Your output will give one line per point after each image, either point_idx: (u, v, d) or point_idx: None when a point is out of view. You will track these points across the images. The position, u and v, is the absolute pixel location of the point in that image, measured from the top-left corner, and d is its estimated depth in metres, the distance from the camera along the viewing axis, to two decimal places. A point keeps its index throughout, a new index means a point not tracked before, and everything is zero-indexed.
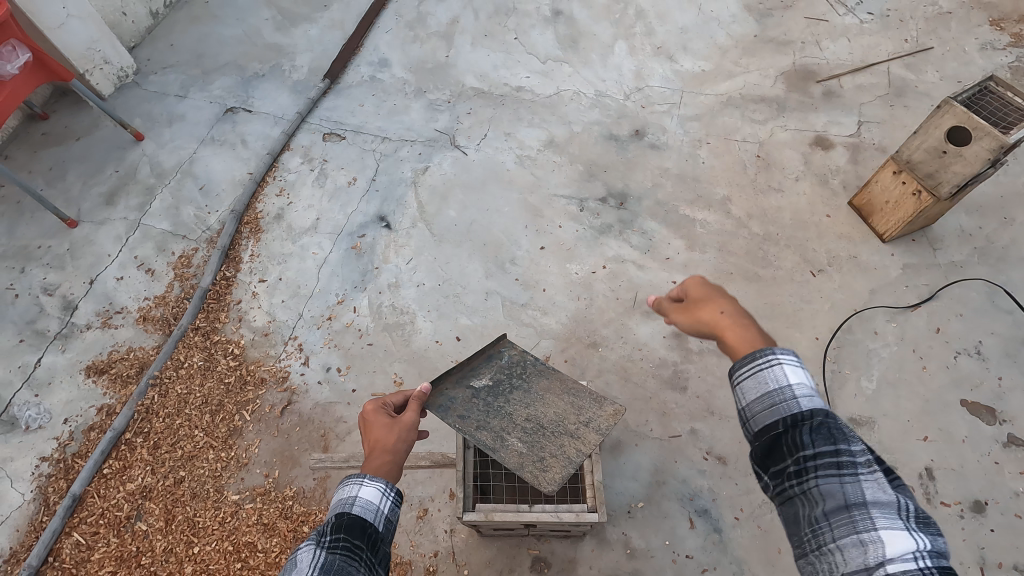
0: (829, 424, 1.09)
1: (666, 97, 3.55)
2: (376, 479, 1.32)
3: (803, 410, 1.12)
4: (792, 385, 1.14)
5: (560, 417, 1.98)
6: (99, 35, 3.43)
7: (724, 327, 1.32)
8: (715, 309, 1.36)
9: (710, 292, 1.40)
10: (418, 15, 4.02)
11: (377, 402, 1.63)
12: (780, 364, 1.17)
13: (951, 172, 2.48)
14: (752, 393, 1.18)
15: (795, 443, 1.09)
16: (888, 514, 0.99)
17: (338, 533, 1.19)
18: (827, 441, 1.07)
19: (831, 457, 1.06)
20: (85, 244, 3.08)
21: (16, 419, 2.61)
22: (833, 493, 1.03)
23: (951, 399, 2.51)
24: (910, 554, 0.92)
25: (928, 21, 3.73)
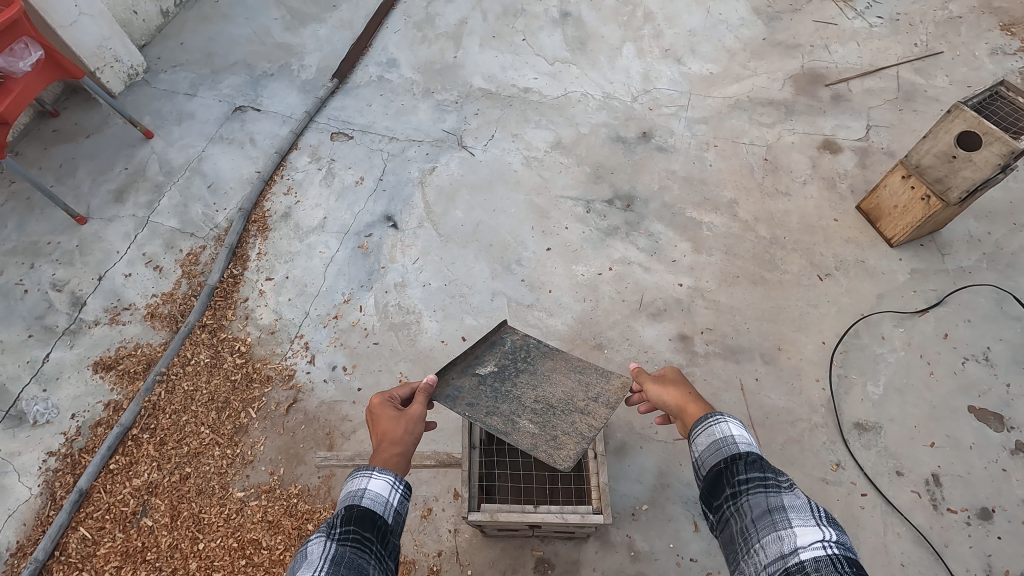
0: (761, 459, 1.30)
1: (674, 99, 3.55)
2: (384, 472, 1.32)
3: (735, 452, 1.35)
4: (730, 437, 1.40)
5: (568, 394, 1.97)
6: (110, 33, 3.46)
7: (685, 404, 1.62)
8: (679, 390, 1.67)
9: (679, 380, 1.72)
10: (426, 15, 4.03)
11: (384, 396, 1.66)
12: (726, 421, 1.43)
13: (961, 177, 2.47)
14: (702, 444, 1.44)
15: (733, 475, 1.30)
16: (803, 514, 1.15)
17: (347, 525, 1.19)
18: (758, 470, 1.27)
19: (759, 480, 1.26)
20: (94, 240, 3.10)
21: (24, 413, 2.62)
22: (759, 504, 1.21)
23: (959, 405, 2.49)
24: (818, 542, 1.07)
25: (938, 25, 3.72)
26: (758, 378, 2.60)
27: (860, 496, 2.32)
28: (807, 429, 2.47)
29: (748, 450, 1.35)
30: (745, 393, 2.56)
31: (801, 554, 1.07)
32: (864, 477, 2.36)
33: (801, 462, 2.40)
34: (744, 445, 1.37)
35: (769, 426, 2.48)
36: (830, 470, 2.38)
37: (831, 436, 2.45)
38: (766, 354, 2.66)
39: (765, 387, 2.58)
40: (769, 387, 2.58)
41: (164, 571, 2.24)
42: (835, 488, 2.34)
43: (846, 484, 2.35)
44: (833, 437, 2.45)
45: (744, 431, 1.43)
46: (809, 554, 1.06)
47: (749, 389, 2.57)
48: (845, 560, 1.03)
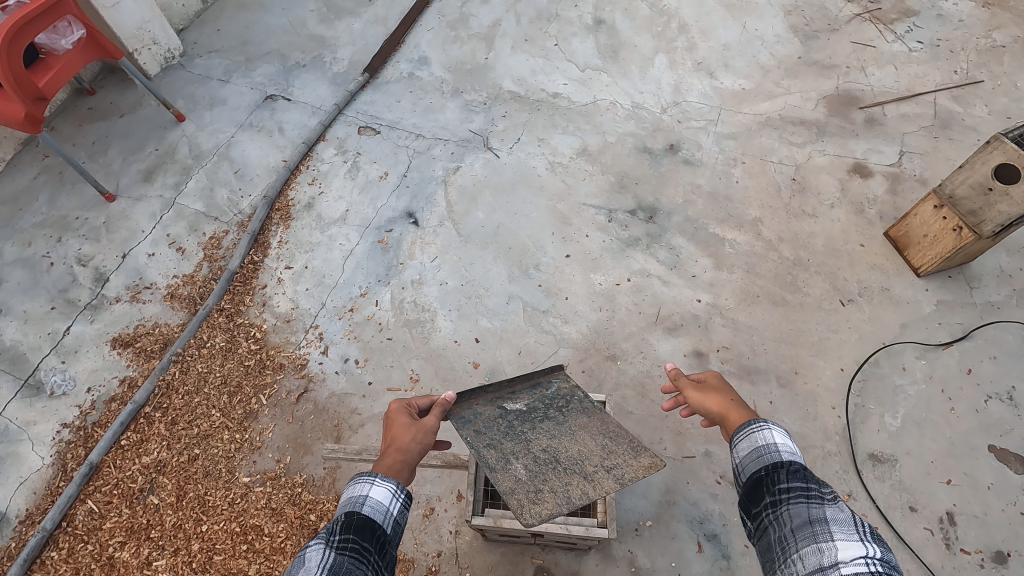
0: (805, 469, 1.26)
1: (704, 113, 3.52)
2: (386, 480, 1.32)
3: (778, 460, 1.31)
4: (773, 445, 1.36)
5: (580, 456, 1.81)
6: (150, 16, 3.52)
7: (728, 411, 1.59)
8: (721, 397, 1.64)
9: (720, 385, 1.69)
10: (460, 15, 4.05)
11: (402, 405, 1.65)
12: (769, 428, 1.39)
13: (995, 211, 2.41)
14: (743, 450, 1.41)
15: (774, 482, 1.26)
16: (845, 529, 1.11)
17: (347, 533, 1.17)
18: (800, 480, 1.24)
19: (802, 490, 1.22)
20: (121, 218, 3.15)
21: (42, 384, 2.67)
22: (800, 515, 1.18)
23: (979, 443, 2.43)
24: (861, 559, 1.03)
25: (980, 53, 3.64)
26: (772, 402, 2.55)
27: (870, 529, 2.27)
28: (820, 457, 2.43)
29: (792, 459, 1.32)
30: (758, 415, 2.53)
31: (843, 570, 1.03)
32: (876, 509, 2.31)
33: None
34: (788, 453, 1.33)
35: None
36: (841, 500, 2.33)
37: (844, 465, 2.40)
38: (782, 377, 2.62)
39: (779, 410, 2.54)
40: (783, 411, 2.53)
41: (166, 550, 2.26)
42: None
43: (857, 515, 2.30)
44: (846, 466, 2.40)
45: (789, 441, 1.39)
46: (852, 570, 1.02)
47: (762, 412, 2.53)
48: None
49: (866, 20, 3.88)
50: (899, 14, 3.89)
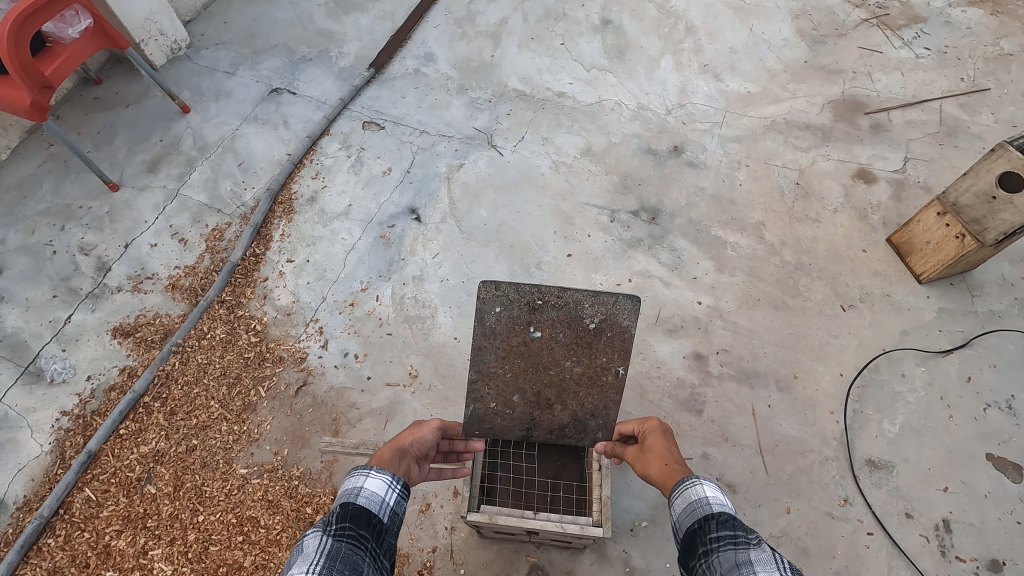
0: (734, 519, 1.23)
1: (709, 115, 3.51)
2: (381, 472, 1.33)
3: (709, 512, 1.28)
4: (705, 498, 1.32)
5: (570, 349, 1.85)
6: (158, 7, 3.52)
7: (667, 473, 1.53)
8: (654, 453, 1.63)
9: (652, 433, 1.72)
10: (468, 13, 4.05)
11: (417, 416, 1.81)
12: (702, 482, 1.37)
13: (999, 219, 2.40)
14: (679, 507, 1.37)
15: (704, 533, 1.23)
16: (769, 569, 1.08)
17: (343, 522, 1.17)
18: (729, 528, 1.21)
19: (730, 537, 1.18)
20: (125, 208, 3.16)
21: (42, 371, 2.68)
22: (728, 560, 1.14)
23: (977, 451, 2.42)
24: None
25: (987, 61, 3.63)
26: (771, 406, 2.55)
27: (866, 535, 2.27)
28: (817, 462, 2.43)
29: (722, 510, 1.28)
30: (756, 418, 2.53)
31: None
32: (872, 515, 2.31)
33: (808, 494, 2.36)
34: (717, 506, 1.30)
35: (778, 454, 2.44)
36: (837, 506, 2.33)
37: (841, 471, 2.40)
38: (782, 381, 2.62)
39: (777, 414, 2.54)
40: (782, 416, 2.53)
41: (162, 540, 2.27)
42: (841, 524, 2.29)
43: (853, 521, 2.30)
44: (843, 472, 2.40)
45: (721, 494, 1.36)
46: None
47: (761, 415, 2.53)
48: None
49: (874, 26, 3.87)
50: (907, 21, 3.88)
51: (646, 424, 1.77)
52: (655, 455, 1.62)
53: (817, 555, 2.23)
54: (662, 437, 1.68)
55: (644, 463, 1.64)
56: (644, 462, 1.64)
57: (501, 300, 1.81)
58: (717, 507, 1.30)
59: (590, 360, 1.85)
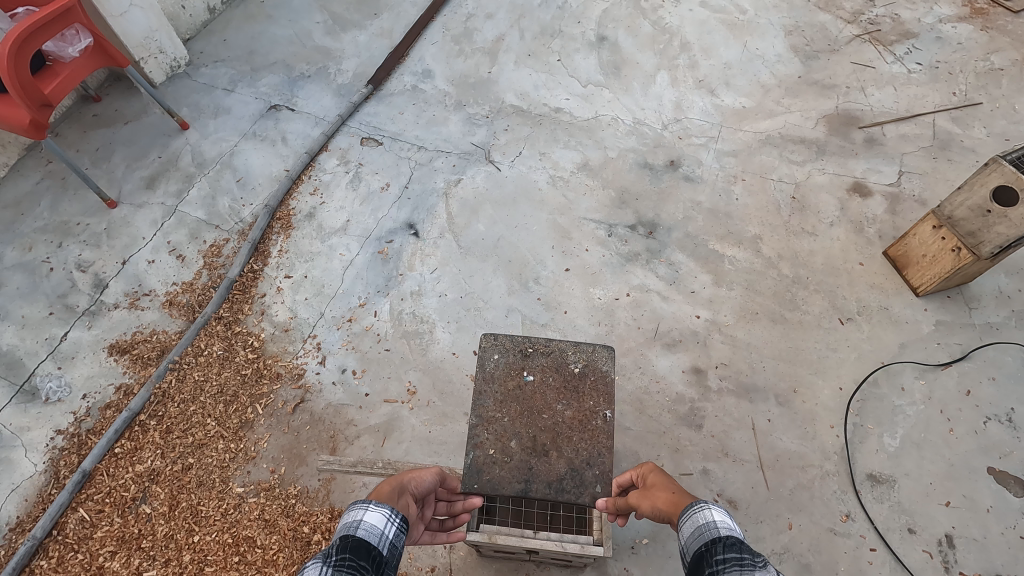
0: (742, 543, 1.21)
1: (705, 130, 3.54)
2: (381, 505, 1.31)
3: (716, 535, 1.26)
4: (714, 522, 1.31)
5: (560, 393, 1.95)
6: (158, 25, 3.55)
7: (674, 500, 1.53)
8: (658, 486, 1.64)
9: (649, 473, 1.73)
10: (465, 30, 4.09)
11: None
12: (710, 507, 1.36)
13: (994, 233, 2.41)
14: (688, 531, 1.36)
15: (711, 555, 1.21)
16: None
17: (342, 553, 1.14)
18: (735, 551, 1.18)
19: (736, 559, 1.15)
20: (123, 225, 3.16)
21: (37, 389, 2.66)
22: None
23: (978, 465, 2.41)
24: None
25: (978, 76, 3.68)
26: (771, 420, 2.55)
27: (869, 551, 2.25)
28: (818, 476, 2.41)
29: (730, 533, 1.27)
30: (756, 433, 2.52)
31: None
32: (875, 531, 2.29)
33: (810, 510, 2.34)
34: (724, 529, 1.28)
35: (779, 469, 2.43)
36: (839, 521, 2.31)
37: (842, 486, 2.39)
38: (781, 395, 2.61)
39: (777, 429, 2.53)
40: (782, 430, 2.52)
41: (157, 561, 2.24)
42: (843, 540, 2.28)
43: (855, 537, 2.28)
44: (844, 486, 2.39)
45: (730, 520, 1.35)
46: None
47: (761, 430, 2.52)
48: None
49: (866, 42, 3.92)
50: (899, 36, 3.93)
51: (642, 468, 1.79)
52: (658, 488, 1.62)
53: (819, 572, 2.21)
54: (659, 473, 1.70)
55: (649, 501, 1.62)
56: (649, 500, 1.62)
57: (498, 348, 2.03)
58: (725, 530, 1.28)
59: (579, 403, 1.92)
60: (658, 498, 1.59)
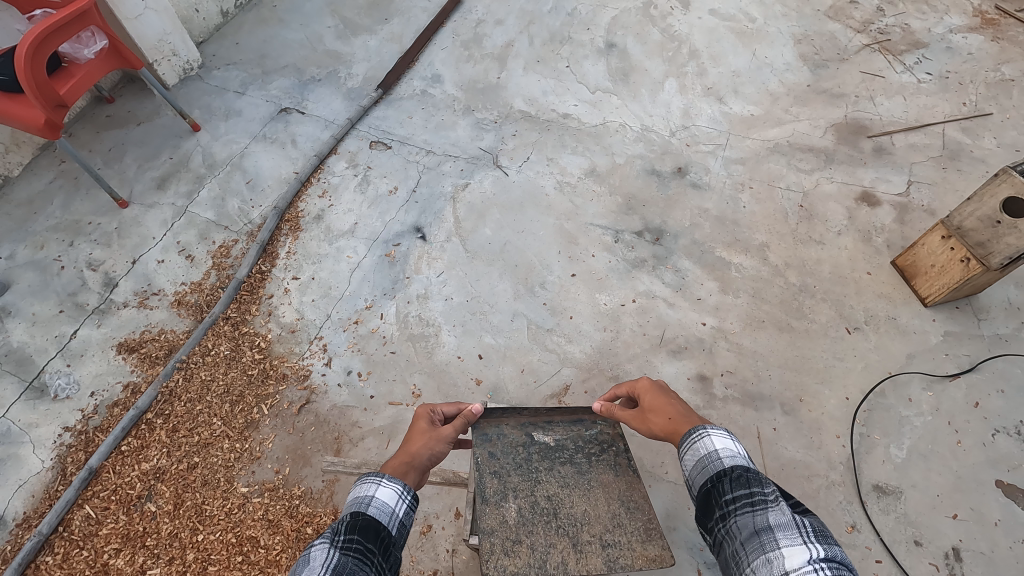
0: (746, 475, 1.31)
1: (712, 137, 3.55)
2: (393, 482, 1.38)
3: (722, 467, 1.37)
4: (717, 453, 1.41)
5: (583, 499, 1.91)
6: (171, 28, 3.60)
7: (674, 429, 1.62)
8: (657, 409, 1.70)
9: (645, 388, 1.78)
10: (474, 35, 4.12)
11: (426, 412, 1.84)
12: (710, 436, 1.45)
13: (1003, 244, 2.40)
14: (691, 463, 1.46)
15: (720, 495, 1.32)
16: (789, 533, 1.16)
17: (351, 534, 1.23)
18: (743, 487, 1.29)
19: (746, 498, 1.27)
20: (133, 224, 3.19)
21: (46, 386, 2.68)
22: (746, 525, 1.22)
23: (986, 477, 2.39)
24: (808, 565, 1.06)
25: (989, 86, 3.66)
26: (776, 429, 2.53)
27: (875, 562, 2.23)
28: (823, 486, 2.40)
29: (735, 463, 1.37)
30: (761, 442, 2.50)
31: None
32: (881, 542, 2.27)
33: None
34: (728, 459, 1.38)
35: (784, 478, 2.42)
36: (844, 532, 2.30)
37: (848, 496, 2.37)
38: (787, 404, 2.60)
39: (783, 438, 2.51)
40: (787, 439, 2.51)
41: (161, 559, 2.25)
42: (848, 551, 2.26)
43: (861, 548, 2.26)
44: (850, 497, 2.37)
45: (731, 443, 1.44)
46: None
47: (766, 438, 2.51)
48: None
49: (875, 51, 3.92)
50: (909, 46, 3.92)
51: (636, 380, 1.83)
52: (655, 411, 1.70)
53: None
54: (657, 392, 1.76)
55: (645, 423, 1.72)
56: (646, 422, 1.72)
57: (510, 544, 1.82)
58: (728, 458, 1.38)
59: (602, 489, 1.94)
60: (657, 426, 1.67)
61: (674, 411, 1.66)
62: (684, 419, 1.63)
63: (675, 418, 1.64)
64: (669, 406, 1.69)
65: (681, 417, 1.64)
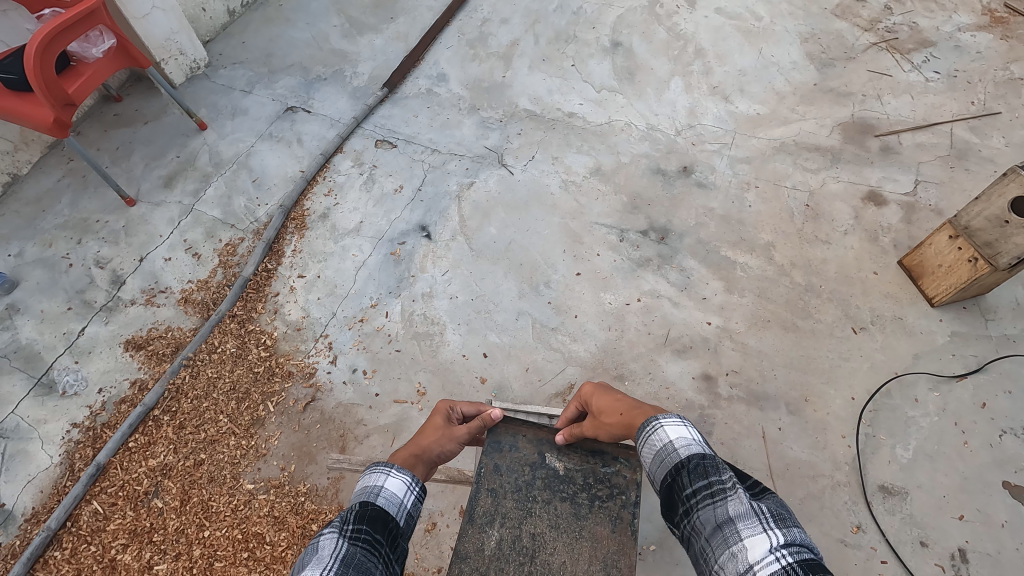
0: (703, 463, 1.36)
1: (718, 136, 3.54)
2: (402, 473, 1.42)
3: (678, 458, 1.41)
4: (671, 444, 1.45)
5: (568, 549, 1.80)
6: (178, 27, 3.62)
7: (629, 421, 1.70)
8: (607, 408, 1.79)
9: (591, 395, 1.89)
10: (480, 34, 4.12)
11: (445, 409, 1.94)
12: (664, 427, 1.49)
13: (1012, 243, 2.38)
14: (649, 457, 1.50)
15: (680, 490, 1.35)
16: (750, 522, 1.20)
17: (360, 524, 1.24)
18: (701, 478, 1.33)
19: (705, 489, 1.31)
20: (140, 222, 3.21)
21: (55, 383, 2.70)
22: (709, 520, 1.25)
23: (993, 478, 2.38)
24: (770, 555, 1.11)
25: (998, 85, 3.63)
26: (781, 428, 2.53)
27: (880, 563, 2.23)
28: (829, 486, 2.39)
29: (688, 452, 1.42)
30: (766, 441, 2.50)
31: (756, 569, 1.11)
32: (886, 543, 2.26)
33: (820, 520, 2.32)
34: (682, 448, 1.43)
35: (789, 478, 2.42)
36: (850, 532, 2.29)
37: (854, 497, 2.37)
38: (792, 404, 2.59)
39: (788, 438, 2.51)
40: (792, 439, 2.51)
41: (168, 554, 2.26)
42: (854, 552, 2.25)
43: (867, 549, 2.26)
44: (855, 497, 2.36)
45: (684, 431, 1.49)
46: (763, 568, 1.10)
47: (771, 438, 2.51)
48: (798, 565, 1.09)
49: (883, 50, 3.90)
50: (916, 45, 3.90)
51: (581, 392, 1.94)
52: (605, 414, 1.80)
53: None
54: (602, 394, 1.86)
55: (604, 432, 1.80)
56: (604, 430, 1.80)
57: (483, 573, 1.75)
58: (682, 447, 1.43)
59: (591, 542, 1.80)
60: (614, 427, 1.76)
61: (621, 406, 1.76)
62: (633, 412, 1.72)
63: (625, 412, 1.73)
64: (616, 403, 1.79)
65: (629, 410, 1.73)
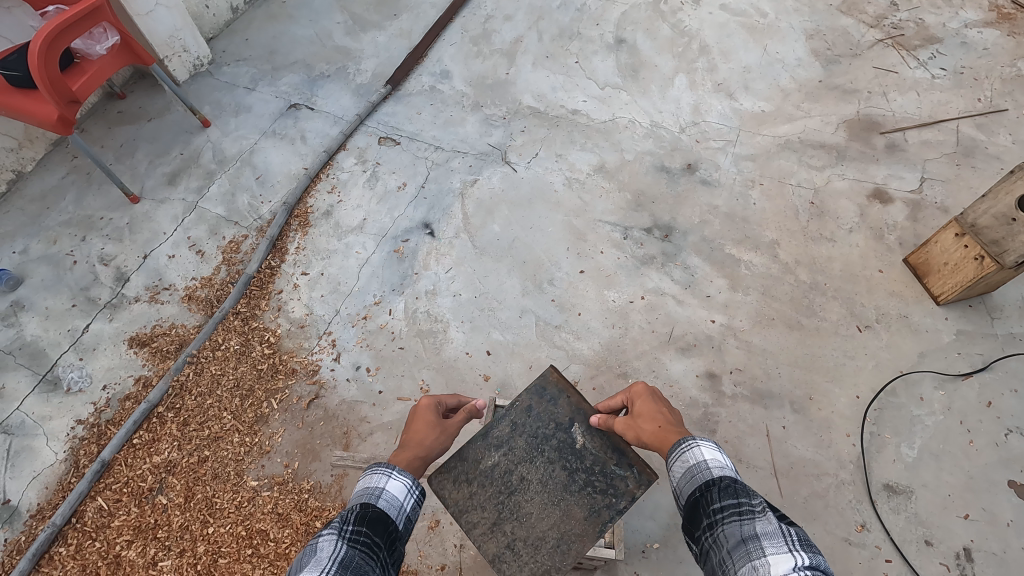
0: (734, 484, 1.37)
1: (722, 133, 3.53)
2: (402, 475, 1.43)
3: (711, 477, 1.43)
4: (706, 464, 1.47)
5: (544, 508, 1.86)
6: (182, 25, 3.61)
7: (663, 435, 1.67)
8: (648, 417, 1.74)
9: (640, 395, 1.82)
10: (483, 31, 4.11)
11: (432, 402, 1.82)
12: (699, 446, 1.52)
13: (1019, 241, 2.37)
14: (679, 472, 1.52)
15: (708, 504, 1.36)
16: (775, 541, 1.19)
17: (359, 526, 1.25)
18: (731, 496, 1.34)
19: (733, 507, 1.31)
20: (144, 220, 3.21)
21: (59, 380, 2.71)
22: (733, 534, 1.25)
23: (999, 478, 2.36)
24: (790, 568, 1.10)
25: (1005, 82, 3.61)
26: (785, 427, 2.52)
27: (884, 562, 2.22)
28: (833, 485, 2.39)
29: (723, 474, 1.43)
30: (770, 440, 2.50)
31: None
32: (890, 542, 2.26)
33: (824, 518, 2.32)
34: (718, 469, 1.45)
35: (793, 477, 2.41)
36: (854, 531, 2.29)
37: (858, 495, 2.36)
38: (796, 403, 2.58)
39: (792, 436, 2.50)
40: (796, 438, 2.50)
41: (173, 550, 2.27)
42: (858, 551, 2.25)
43: (871, 548, 2.25)
44: (860, 496, 2.36)
45: (719, 455, 1.51)
46: None
47: (775, 437, 2.50)
48: None
49: (888, 46, 3.87)
50: (923, 41, 3.88)
51: (631, 387, 1.87)
52: (647, 418, 1.74)
53: None
54: (651, 400, 1.80)
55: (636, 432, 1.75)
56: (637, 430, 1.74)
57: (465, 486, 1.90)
58: (718, 469, 1.45)
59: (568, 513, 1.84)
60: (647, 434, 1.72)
61: (665, 421, 1.72)
62: (675, 430, 1.68)
63: (663, 426, 1.70)
64: (660, 415, 1.74)
65: (669, 427, 1.69)
